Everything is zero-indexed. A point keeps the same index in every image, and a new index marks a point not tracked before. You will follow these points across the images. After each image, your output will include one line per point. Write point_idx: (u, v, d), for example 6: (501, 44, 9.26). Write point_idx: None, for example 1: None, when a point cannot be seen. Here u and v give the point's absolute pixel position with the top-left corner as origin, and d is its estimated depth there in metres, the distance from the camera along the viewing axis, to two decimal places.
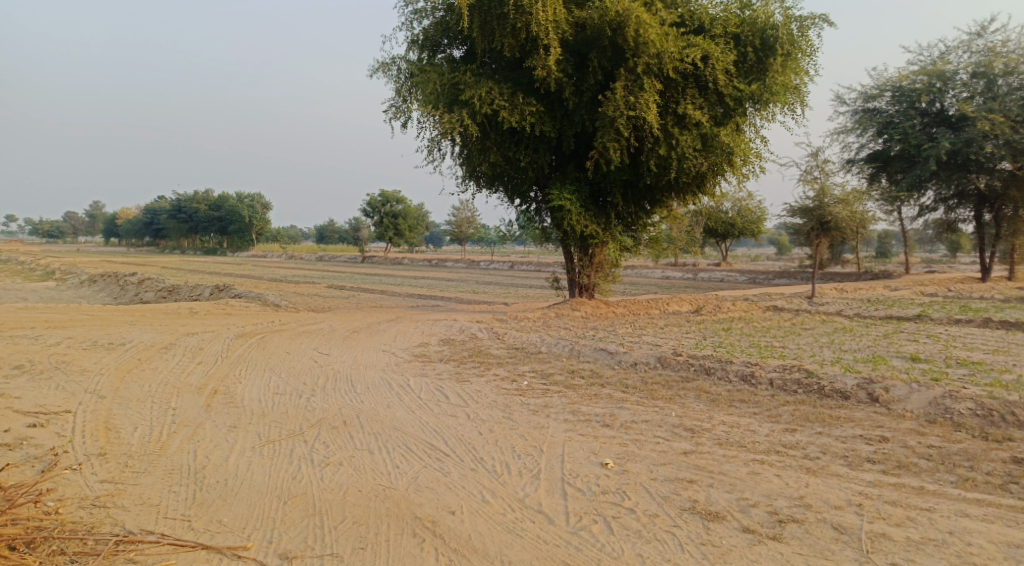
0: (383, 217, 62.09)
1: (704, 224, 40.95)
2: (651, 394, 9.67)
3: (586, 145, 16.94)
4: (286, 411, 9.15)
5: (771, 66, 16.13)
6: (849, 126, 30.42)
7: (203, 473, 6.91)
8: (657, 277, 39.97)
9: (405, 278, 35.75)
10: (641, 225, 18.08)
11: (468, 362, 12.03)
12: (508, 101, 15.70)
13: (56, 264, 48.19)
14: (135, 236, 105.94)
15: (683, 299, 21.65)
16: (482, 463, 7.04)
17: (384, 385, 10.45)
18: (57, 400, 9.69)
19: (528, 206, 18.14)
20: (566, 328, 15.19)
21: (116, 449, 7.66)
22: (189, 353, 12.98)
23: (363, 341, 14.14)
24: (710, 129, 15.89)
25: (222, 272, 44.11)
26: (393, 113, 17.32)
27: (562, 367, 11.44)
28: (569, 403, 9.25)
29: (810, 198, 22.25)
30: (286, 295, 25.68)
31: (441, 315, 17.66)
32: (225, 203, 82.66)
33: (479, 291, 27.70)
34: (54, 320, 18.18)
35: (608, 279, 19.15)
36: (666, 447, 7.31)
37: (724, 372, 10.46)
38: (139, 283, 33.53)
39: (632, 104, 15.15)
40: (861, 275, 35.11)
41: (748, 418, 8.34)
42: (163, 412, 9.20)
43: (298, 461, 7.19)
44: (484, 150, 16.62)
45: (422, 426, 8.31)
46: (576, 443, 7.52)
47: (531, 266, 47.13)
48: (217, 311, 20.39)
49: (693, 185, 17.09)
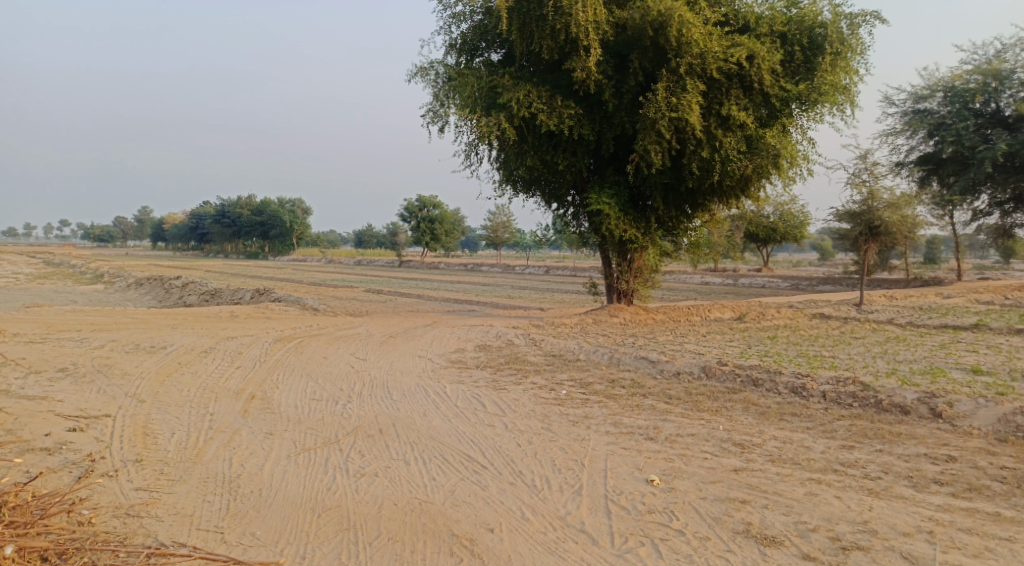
0: (420, 222, 62.29)
1: (745, 229, 40.13)
2: (696, 405, 9.33)
3: (626, 148, 16.61)
4: (322, 418, 9.02)
5: (819, 66, 15.65)
6: (898, 128, 29.53)
7: (238, 482, 6.79)
8: (696, 282, 39.26)
9: (442, 283, 35.71)
10: (682, 229, 17.67)
11: (505, 369, 11.80)
12: (546, 104, 15.47)
13: (103, 267, 49.41)
14: (180, 239, 108.27)
15: (725, 306, 21.13)
16: (522, 477, 6.78)
17: (420, 392, 10.27)
18: (97, 404, 9.71)
19: (565, 210, 17.85)
20: (605, 335, 14.88)
21: (153, 455, 7.61)
22: (228, 357, 12.98)
23: (400, 346, 14.02)
24: (755, 131, 15.42)
25: (263, 275, 44.76)
26: (430, 117, 17.23)
27: (602, 376, 11.14)
28: (610, 414, 8.95)
29: (857, 202, 21.57)
30: (324, 298, 25.79)
31: (478, 320, 17.49)
32: (266, 207, 83.90)
33: (515, 296, 27.47)
34: (98, 322, 18.45)
35: (648, 284, 18.77)
36: (715, 464, 6.98)
37: (773, 384, 10.07)
38: (182, 286, 34.12)
39: (674, 105, 14.80)
40: (909, 282, 34.04)
41: (801, 433, 7.96)
42: (201, 417, 9.15)
43: (332, 471, 7.02)
44: (522, 154, 16.41)
45: (459, 436, 8.08)
46: (620, 457, 7.23)
47: (568, 271, 46.74)
48: (257, 314, 20.52)
49: (736, 188, 16.60)
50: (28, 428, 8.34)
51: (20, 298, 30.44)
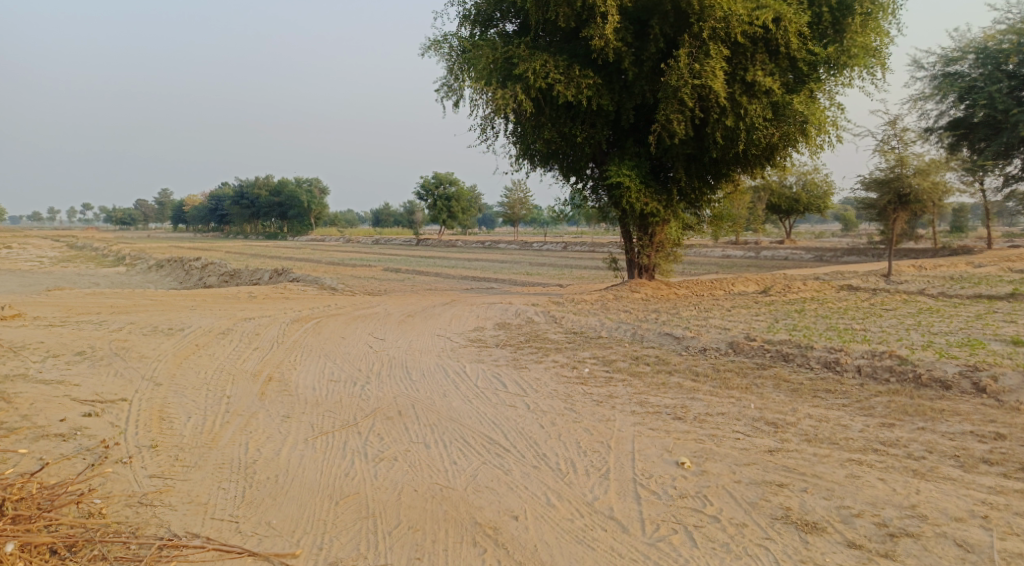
0: (436, 199, 61.96)
1: (767, 201, 39.39)
2: (724, 382, 9.01)
3: (646, 118, 16.14)
4: (340, 400, 8.81)
5: (849, 27, 15.06)
6: (927, 92, 28.67)
7: (254, 467, 6.56)
8: (718, 256, 38.66)
9: (460, 261, 35.47)
10: (705, 201, 17.24)
11: (526, 347, 11.53)
12: (564, 74, 15.01)
13: (125, 250, 49.88)
14: (200, 221, 109.02)
15: (749, 279, 20.67)
16: (545, 461, 6.52)
17: (440, 372, 10.04)
18: (114, 387, 9.53)
19: (583, 184, 17.44)
20: (627, 311, 14.55)
21: (168, 440, 7.32)
22: (246, 338, 12.81)
23: (418, 325, 13.78)
24: (781, 97, 14.87)
25: (281, 255, 44.85)
26: (445, 92, 16.83)
27: (626, 353, 10.84)
28: (636, 392, 8.67)
29: (886, 169, 20.96)
30: (343, 278, 25.64)
31: (496, 298, 17.21)
32: (284, 188, 83.95)
33: (534, 273, 27.16)
34: (120, 305, 18.43)
35: (669, 259, 18.31)
36: (748, 445, 6.70)
37: (805, 359, 9.73)
38: (203, 267, 34.22)
39: (698, 72, 14.34)
40: (937, 252, 33.28)
41: (837, 411, 7.67)
42: (218, 400, 8.97)
43: (351, 456, 6.79)
44: (539, 126, 15.99)
45: (480, 417, 7.83)
46: (648, 438, 6.95)
47: (587, 246, 46.25)
48: (275, 295, 20.38)
49: (762, 158, 16.04)
50: (43, 414, 8.13)
51: (44, 281, 30.70)
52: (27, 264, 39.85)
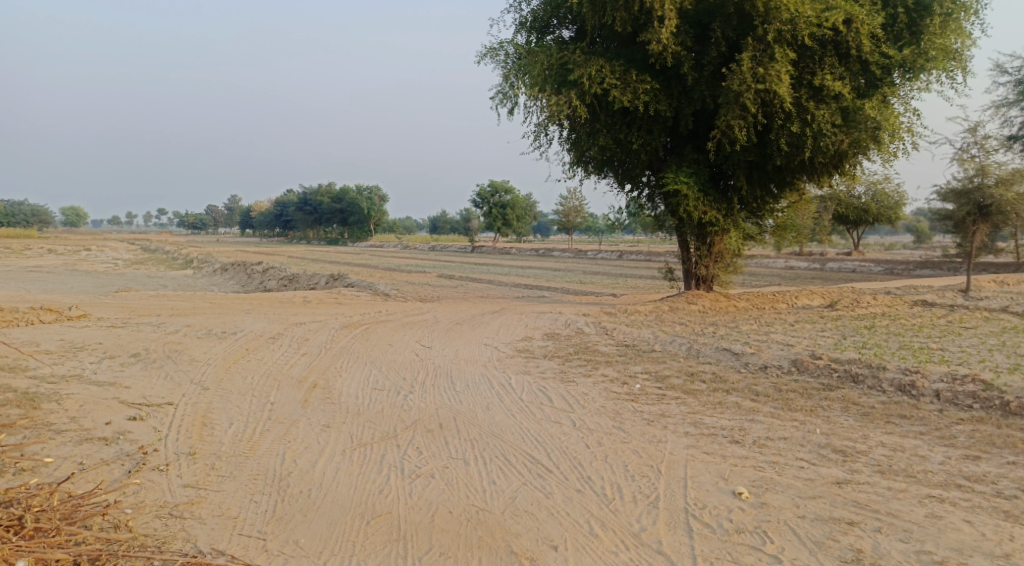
0: (492, 207, 62.00)
1: (834, 212, 37.92)
2: (787, 404, 8.39)
3: (706, 124, 15.54)
4: (381, 410, 8.54)
5: (927, 29, 14.18)
6: (1010, 98, 27.17)
7: (288, 478, 6.27)
8: (780, 267, 37.34)
9: (514, 268, 35.23)
10: (767, 210, 16.52)
11: (575, 359, 11.08)
12: (620, 79, 14.59)
13: (191, 253, 51.35)
14: (265, 226, 111.88)
15: (813, 292, 19.72)
16: (590, 484, 6.08)
17: (485, 384, 9.69)
18: (162, 390, 9.47)
19: (639, 192, 16.90)
20: (682, 324, 13.98)
21: (206, 448, 7.07)
22: (295, 343, 12.72)
23: (466, 334, 13.47)
24: (851, 102, 14.10)
25: (339, 261, 45.45)
26: (500, 98, 16.55)
27: (680, 369, 10.29)
28: (690, 412, 8.14)
29: (965, 179, 19.78)
30: (396, 283, 25.62)
31: (548, 307, 16.81)
32: (345, 195, 85.41)
33: (587, 281, 26.63)
34: (179, 307, 18.70)
35: (729, 270, 17.56)
36: (814, 475, 6.14)
37: (876, 381, 9.05)
38: (263, 271, 34.77)
39: (761, 76, 13.67)
40: (1019, 267, 31.39)
41: (914, 439, 7.04)
42: (261, 407, 8.78)
43: (387, 471, 6.47)
44: (594, 133, 15.57)
45: (522, 434, 7.44)
46: (702, 464, 6.44)
47: (643, 255, 45.39)
48: (328, 300, 20.41)
49: (829, 165, 15.23)
50: (89, 417, 8.08)
51: (114, 283, 31.72)
52: (101, 266, 41.51)
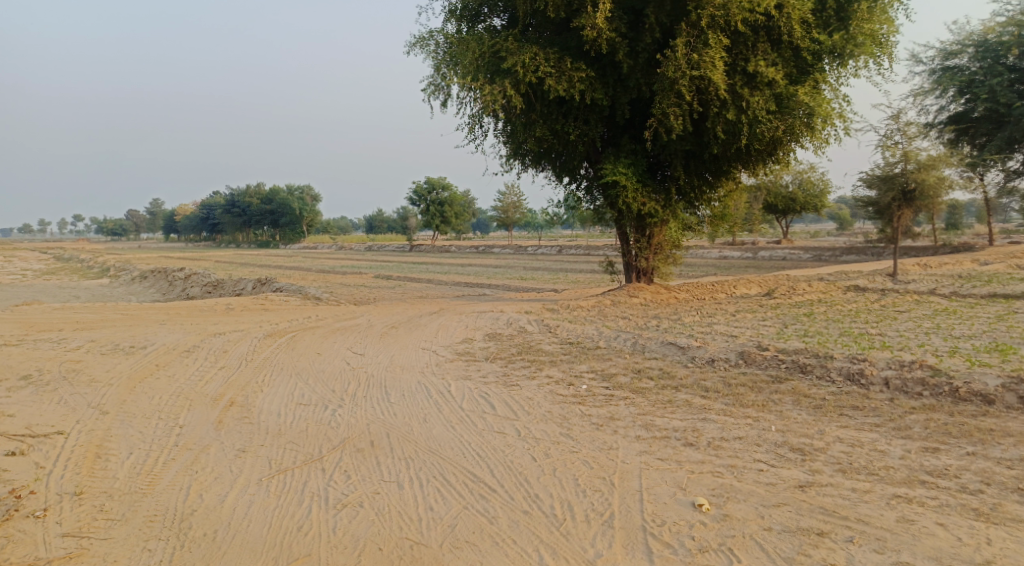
0: (429, 205, 60.96)
1: (763, 201, 38.56)
2: (738, 399, 8.02)
3: (643, 114, 15.21)
4: (306, 428, 7.78)
5: (855, 14, 14.18)
6: (927, 86, 28.01)
7: (191, 519, 5.49)
8: (715, 257, 37.74)
9: (452, 266, 34.47)
10: (704, 200, 16.34)
11: (517, 361, 10.51)
12: (554, 67, 14.09)
13: (109, 261, 48.54)
14: (192, 231, 107.75)
15: (751, 281, 19.71)
16: (537, 504, 5.53)
17: (422, 392, 9.02)
18: (53, 418, 8.48)
19: (577, 185, 16.48)
20: (625, 318, 13.60)
21: (97, 485, 6.21)
22: (212, 357, 11.75)
23: (401, 338, 12.75)
24: (785, 88, 13.99)
25: (270, 264, 43.80)
26: (431, 90, 15.85)
27: (626, 366, 9.84)
28: (640, 413, 7.66)
29: (890, 165, 20.08)
30: (329, 286, 24.57)
31: (487, 305, 16.23)
32: (276, 196, 82.85)
33: (527, 278, 26.11)
34: (87, 321, 17.30)
35: (669, 261, 17.32)
36: (775, 478, 5.74)
37: (825, 371, 8.77)
38: (187, 278, 33.03)
39: (696, 63, 13.44)
40: (938, 249, 32.46)
41: (871, 432, 6.73)
42: (169, 432, 7.91)
43: (308, 502, 5.76)
44: (530, 124, 15.04)
45: (462, 449, 6.82)
46: (656, 472, 5.96)
47: (581, 250, 45.30)
48: (254, 307, 19.29)
49: (764, 153, 15.10)
50: None
51: (24, 295, 29.61)
52: (11, 277, 38.94)
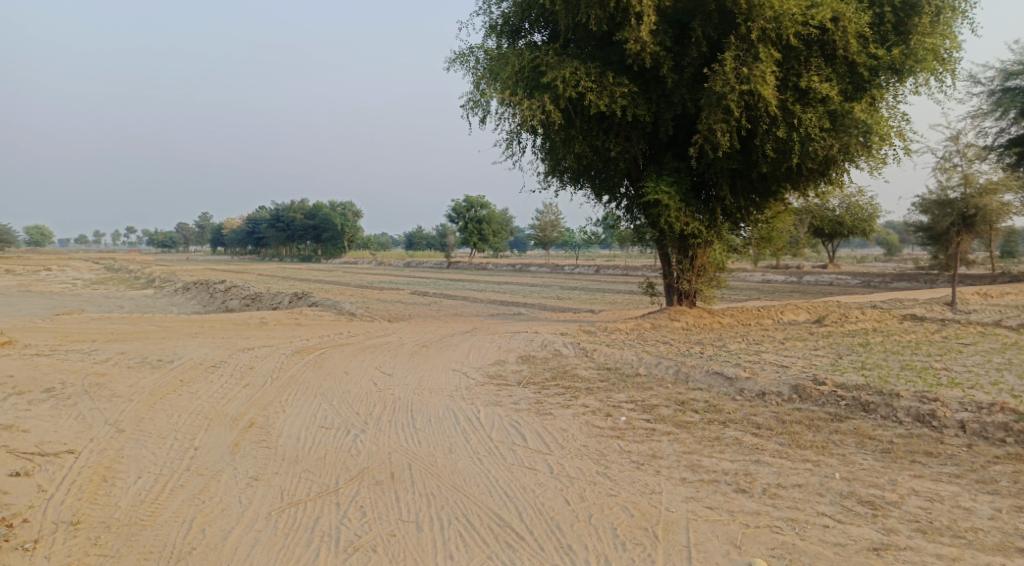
0: (467, 222, 60.78)
1: (810, 225, 37.36)
2: (794, 439, 7.28)
3: (688, 130, 14.57)
4: (323, 455, 7.27)
5: (916, 28, 13.32)
6: (985, 108, 26.75)
7: (188, 560, 5.05)
8: (758, 281, 36.60)
9: (490, 284, 33.98)
10: (752, 221, 15.57)
11: (552, 387, 9.89)
12: (596, 82, 13.57)
13: (155, 272, 49.34)
14: (236, 244, 109.22)
15: (798, 306, 18.79)
16: (570, 558, 4.96)
17: (449, 419, 8.45)
18: (66, 435, 8.15)
19: (618, 203, 15.86)
20: (667, 343, 12.90)
21: (95, 514, 5.79)
22: (236, 373, 11.35)
23: (432, 358, 12.22)
24: (839, 105, 13.20)
25: (310, 278, 43.86)
26: (470, 106, 15.44)
27: (669, 397, 9.15)
28: (685, 451, 6.98)
29: (948, 188, 19.00)
30: (364, 302, 24.25)
31: (522, 326, 15.68)
32: (318, 211, 83.71)
33: (564, 298, 25.44)
34: (120, 331, 17.16)
35: (712, 284, 16.56)
36: (844, 538, 5.05)
37: (890, 410, 7.98)
38: (226, 290, 33.15)
39: (745, 77, 12.78)
40: (996, 278, 30.96)
41: (950, 484, 5.98)
42: (181, 453, 7.49)
43: (317, 543, 5.25)
44: (569, 140, 14.52)
45: (490, 486, 6.23)
46: (706, 524, 5.31)
47: (620, 270, 44.48)
48: (287, 321, 19.01)
49: (816, 173, 14.31)
50: None
51: (67, 304, 30.09)
52: (58, 285, 39.76)
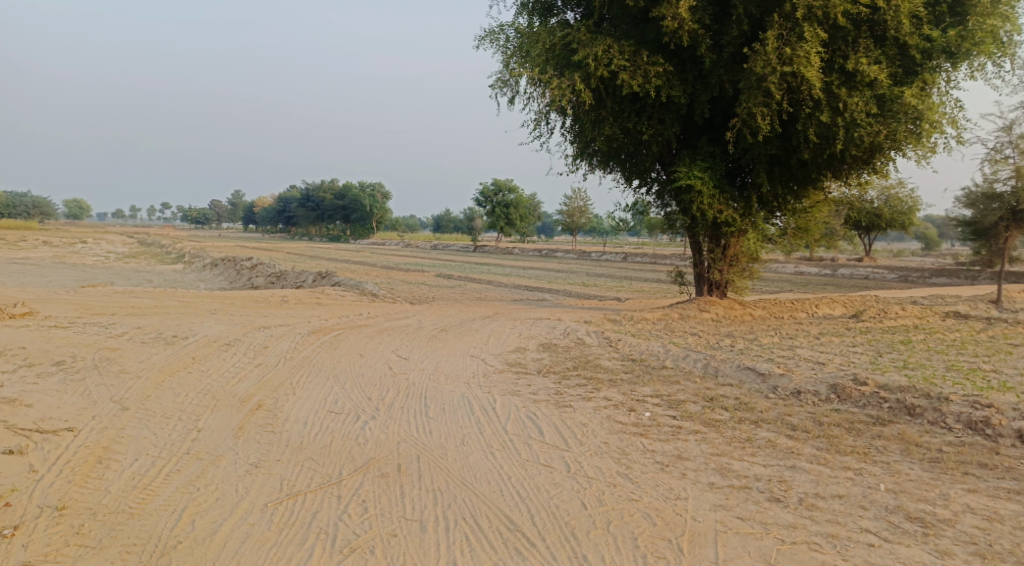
0: (494, 206, 60.21)
1: (846, 217, 36.22)
2: (833, 444, 6.73)
3: (724, 113, 13.90)
4: (329, 443, 6.89)
5: (974, 8, 12.41)
6: None
7: (172, 554, 4.73)
8: (790, 273, 35.64)
9: (515, 269, 33.41)
10: (789, 210, 14.88)
11: (573, 377, 9.42)
12: (629, 61, 12.96)
13: (186, 247, 49.71)
14: (267, 222, 110.06)
15: (834, 300, 18.04)
16: None
17: (463, 408, 8.02)
18: (68, 412, 7.87)
19: (649, 188, 15.27)
20: (696, 335, 12.34)
21: (83, 500, 5.48)
22: (250, 352, 11.05)
23: (450, 343, 11.80)
24: (888, 89, 12.46)
25: (336, 258, 43.81)
26: (498, 86, 14.91)
27: (697, 392, 8.63)
28: (714, 453, 6.47)
29: (998, 182, 18.02)
30: (387, 283, 23.91)
31: (546, 312, 15.21)
32: (348, 192, 83.70)
33: (591, 284, 24.83)
34: (140, 305, 17.01)
35: (745, 274, 15.90)
36: (892, 561, 4.57)
37: (939, 415, 7.38)
38: (252, 267, 33.08)
39: (788, 58, 12.09)
40: None
41: (1010, 501, 5.42)
42: (183, 436, 7.16)
43: (312, 541, 4.88)
44: (600, 121, 13.93)
45: (501, 484, 5.80)
46: (736, 538, 4.84)
47: (649, 257, 43.70)
48: (308, 300, 18.75)
49: (860, 160, 13.57)
50: None
51: (97, 277, 30.26)
52: (91, 258, 40.18)
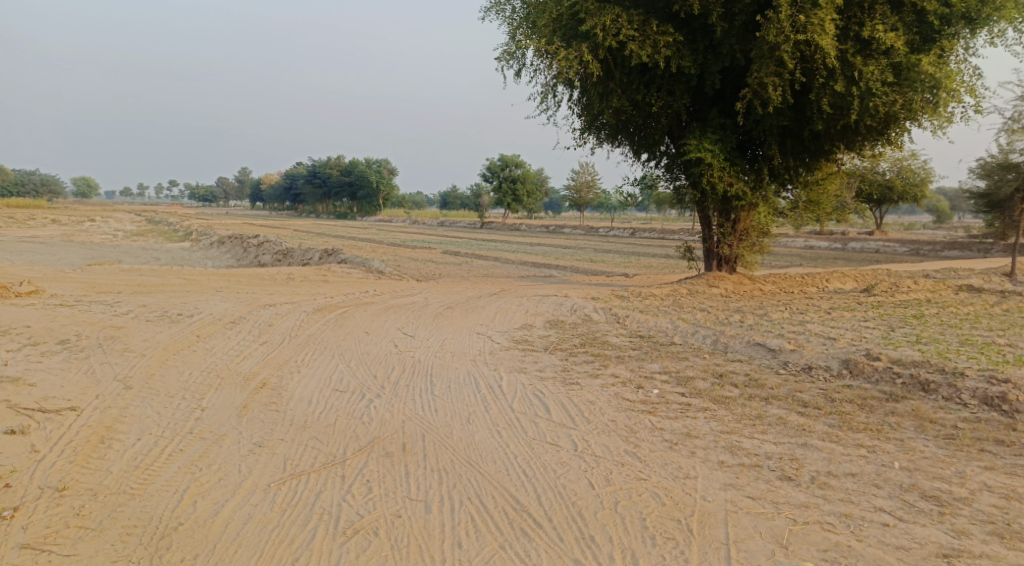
0: (501, 182, 59.81)
1: (857, 190, 35.76)
2: (846, 421, 6.60)
3: (735, 84, 13.59)
4: (334, 422, 6.81)
5: None
6: None
7: (173, 536, 4.67)
8: (800, 247, 35.29)
9: (522, 245, 33.22)
10: (800, 182, 14.63)
11: (580, 354, 9.30)
12: (638, 31, 12.65)
13: (193, 225, 49.64)
14: (274, 199, 109.95)
15: (845, 274, 17.82)
16: (592, 552, 4.45)
17: (469, 386, 7.91)
18: (72, 391, 7.82)
19: (657, 162, 15.03)
20: (704, 310, 12.18)
21: (84, 480, 5.42)
22: (255, 330, 10.97)
23: (456, 320, 11.69)
24: (904, 57, 12.14)
25: (343, 235, 43.67)
26: (504, 58, 14.63)
27: (706, 368, 8.50)
28: (723, 431, 6.35)
29: (1015, 153, 17.66)
30: (393, 260, 23.79)
31: (553, 288, 15.07)
32: (354, 169, 83.33)
33: (598, 260, 24.64)
34: (146, 284, 16.96)
35: (755, 249, 15.69)
36: (908, 541, 4.46)
37: (953, 391, 7.23)
38: (258, 244, 33.01)
39: (801, 26, 11.77)
40: None
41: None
42: (187, 414, 7.10)
43: (314, 522, 4.81)
44: (607, 93, 13.67)
45: (508, 463, 5.70)
46: (747, 518, 4.73)
47: (657, 233, 43.35)
48: (314, 277, 18.65)
49: (874, 131, 13.27)
50: None
51: (104, 255, 30.25)
52: (99, 237, 40.20)
